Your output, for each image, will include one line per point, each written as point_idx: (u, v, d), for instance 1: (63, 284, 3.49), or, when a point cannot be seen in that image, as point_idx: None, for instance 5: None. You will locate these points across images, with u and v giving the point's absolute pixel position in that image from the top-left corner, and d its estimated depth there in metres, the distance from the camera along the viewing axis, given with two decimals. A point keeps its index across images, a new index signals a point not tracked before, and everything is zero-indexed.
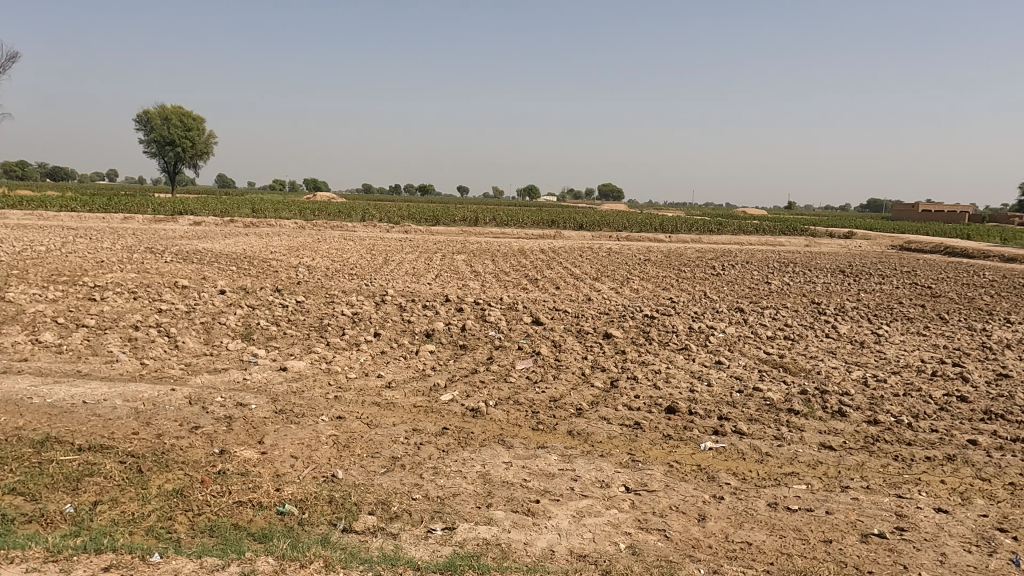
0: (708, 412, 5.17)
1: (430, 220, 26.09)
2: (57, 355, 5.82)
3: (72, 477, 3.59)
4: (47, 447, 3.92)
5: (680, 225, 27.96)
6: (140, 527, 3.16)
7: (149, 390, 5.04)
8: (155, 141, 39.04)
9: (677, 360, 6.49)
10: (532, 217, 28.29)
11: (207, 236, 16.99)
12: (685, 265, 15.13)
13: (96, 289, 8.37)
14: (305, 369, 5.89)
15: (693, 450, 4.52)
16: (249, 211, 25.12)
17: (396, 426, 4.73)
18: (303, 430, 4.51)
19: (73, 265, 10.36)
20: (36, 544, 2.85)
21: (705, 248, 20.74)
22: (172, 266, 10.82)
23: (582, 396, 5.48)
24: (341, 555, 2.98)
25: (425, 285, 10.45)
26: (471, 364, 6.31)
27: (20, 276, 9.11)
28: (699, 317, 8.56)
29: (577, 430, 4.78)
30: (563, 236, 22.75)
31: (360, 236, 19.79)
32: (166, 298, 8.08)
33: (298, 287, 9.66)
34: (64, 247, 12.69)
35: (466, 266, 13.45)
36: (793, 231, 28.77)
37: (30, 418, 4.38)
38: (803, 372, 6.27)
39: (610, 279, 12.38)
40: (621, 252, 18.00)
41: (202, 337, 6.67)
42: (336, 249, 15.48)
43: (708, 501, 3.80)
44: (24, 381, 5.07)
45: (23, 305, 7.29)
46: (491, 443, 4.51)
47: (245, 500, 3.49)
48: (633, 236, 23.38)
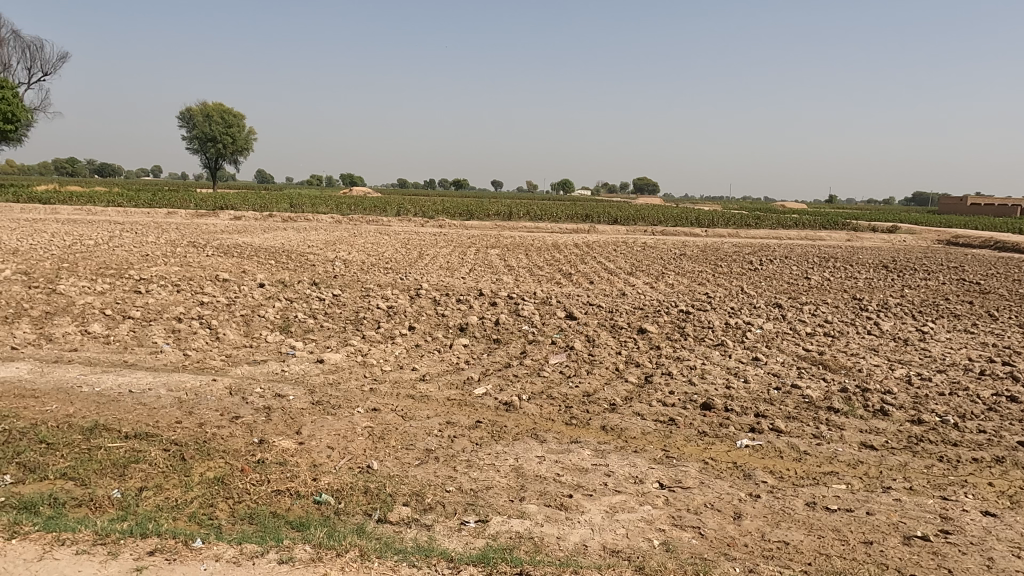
0: (744, 409, 5.09)
1: (464, 214, 26.23)
2: (105, 345, 6.02)
3: (119, 463, 3.71)
4: (96, 434, 4.06)
5: (717, 219, 27.54)
6: (183, 513, 3.25)
7: (192, 381, 5.19)
8: (196, 137, 40.11)
9: (713, 356, 6.41)
10: (567, 211, 28.16)
11: (246, 231, 17.40)
12: (722, 260, 14.84)
13: (141, 282, 8.64)
14: (341, 361, 5.98)
15: (729, 448, 4.46)
16: (287, 206, 25.55)
17: (430, 419, 4.77)
18: (340, 422, 4.58)
19: (120, 259, 10.65)
20: (85, 527, 2.96)
21: (742, 243, 20.31)
22: (214, 260, 11.09)
23: (616, 391, 5.45)
24: (375, 545, 3.02)
25: (459, 279, 10.50)
26: (505, 358, 6.33)
27: (70, 269, 9.43)
28: (736, 313, 8.42)
29: (611, 425, 4.75)
30: (598, 230, 22.55)
31: (394, 230, 19.97)
32: (208, 291, 8.29)
33: (335, 280, 9.80)
34: (111, 241, 13.13)
35: (499, 260, 13.50)
36: (835, 225, 28.07)
37: (80, 405, 4.55)
38: (844, 369, 6.12)
39: (645, 274, 12.23)
40: (656, 246, 17.82)
41: (242, 329, 6.82)
42: (371, 244, 15.65)
43: (744, 499, 3.75)
44: (74, 370, 5.27)
45: (72, 297, 7.55)
46: (524, 437, 4.52)
47: (284, 489, 3.57)
48: (669, 231, 23.03)
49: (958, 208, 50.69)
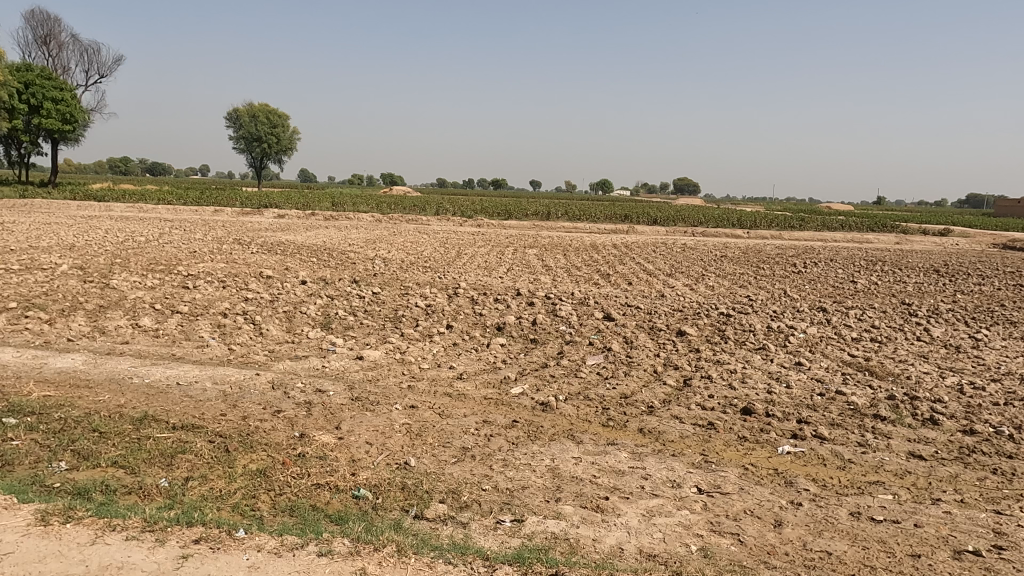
0: (786, 415, 4.98)
1: (503, 214, 26.32)
2: (154, 338, 6.22)
3: (167, 453, 3.83)
4: (146, 425, 4.20)
5: (760, 220, 27.03)
6: (227, 503, 3.34)
7: (237, 375, 5.32)
8: (243, 137, 41.10)
9: (754, 360, 6.29)
10: (606, 211, 27.97)
11: (289, 229, 17.77)
12: (764, 263, 14.56)
13: (189, 278, 8.90)
14: (380, 358, 6.06)
15: (770, 454, 4.38)
16: (329, 205, 26.00)
17: (468, 417, 4.80)
18: (378, 418, 4.64)
19: (169, 255, 11.00)
20: (134, 514, 3.06)
21: (785, 245, 19.88)
22: (258, 257, 11.36)
23: (653, 393, 5.40)
24: (412, 541, 3.05)
25: (497, 279, 10.53)
26: (542, 358, 6.32)
27: (123, 264, 9.78)
28: (779, 316, 8.25)
29: (648, 428, 4.71)
30: (638, 231, 22.36)
31: (434, 229, 20.15)
32: (252, 287, 8.49)
33: (375, 278, 9.93)
34: (161, 238, 13.57)
35: (537, 260, 13.50)
36: (883, 227, 27.29)
37: (131, 396, 4.72)
38: (891, 376, 5.94)
39: (685, 275, 12.08)
40: (697, 247, 17.57)
41: (285, 325, 6.96)
42: (411, 242, 15.84)
43: (785, 506, 3.67)
44: (126, 362, 5.46)
45: (125, 292, 7.83)
46: (561, 438, 4.51)
47: (323, 483, 3.63)
48: (710, 232, 22.70)
49: (1015, 210, 48.72)
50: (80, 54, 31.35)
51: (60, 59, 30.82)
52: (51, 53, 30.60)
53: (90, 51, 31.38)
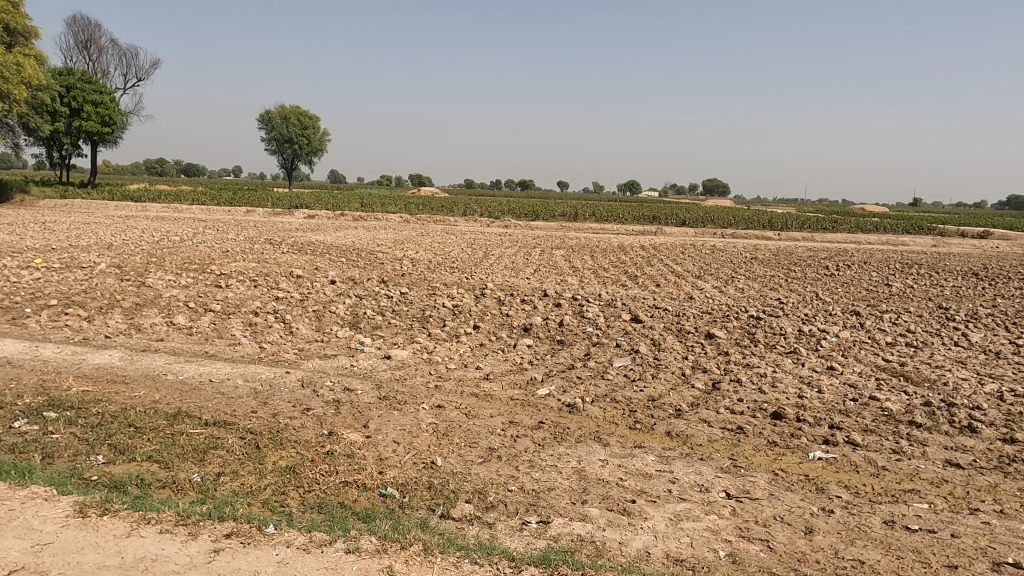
0: (818, 420, 4.89)
1: (530, 215, 26.32)
2: (188, 336, 6.35)
3: (200, 449, 3.91)
4: (179, 420, 4.30)
5: (792, 222, 26.60)
6: (257, 499, 3.40)
7: (268, 372, 5.41)
8: (275, 139, 41.74)
9: (785, 364, 6.19)
10: (634, 212, 27.78)
11: (319, 229, 17.99)
12: (795, 265, 14.32)
13: (222, 277, 9.07)
14: (407, 358, 6.10)
15: (801, 460, 4.30)
16: (358, 206, 26.27)
17: (494, 417, 4.81)
18: (405, 417, 4.67)
19: (203, 255, 11.22)
20: (168, 508, 3.13)
21: (817, 247, 19.54)
22: (289, 257, 11.53)
23: (681, 396, 5.35)
24: (438, 540, 3.07)
25: (524, 280, 10.53)
26: (569, 360, 6.31)
27: (158, 263, 10.00)
28: (810, 320, 8.11)
29: (676, 431, 4.66)
30: (666, 232, 22.15)
31: (461, 230, 20.22)
32: (283, 286, 8.62)
33: (403, 279, 10.01)
34: (195, 237, 13.85)
35: (565, 261, 13.47)
36: (919, 229, 26.65)
37: (165, 392, 4.82)
38: (927, 382, 5.80)
39: (714, 278, 11.95)
40: (726, 249, 17.36)
41: (314, 324, 7.05)
42: (438, 243, 15.92)
43: (816, 513, 3.60)
44: (160, 359, 5.58)
45: (160, 290, 8.01)
46: (587, 440, 4.49)
47: (351, 481, 3.67)
48: (740, 234, 22.41)
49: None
50: (119, 58, 32.10)
51: (100, 63, 31.62)
52: (91, 57, 31.40)
53: (129, 55, 32.14)
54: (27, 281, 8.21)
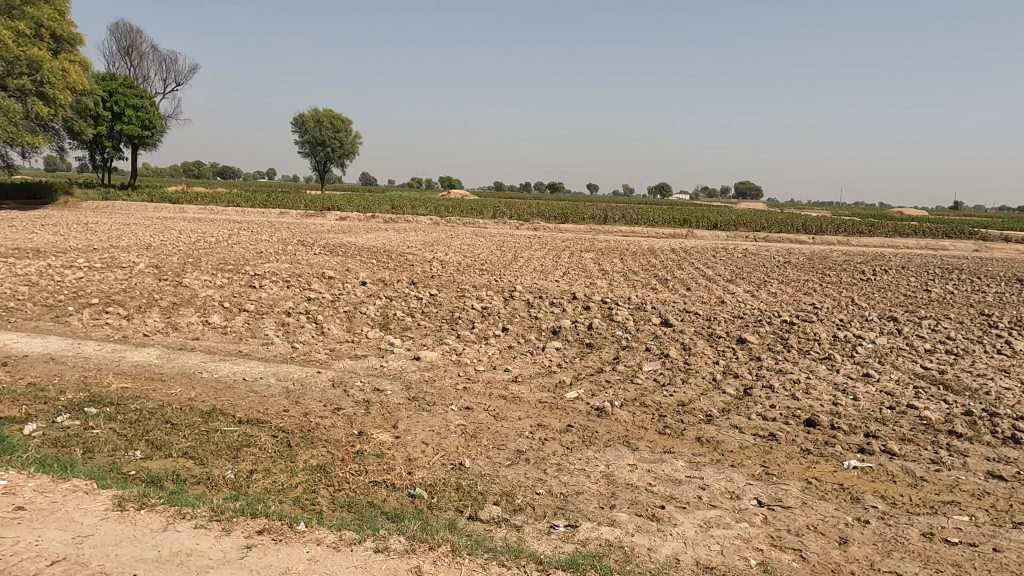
0: (853, 428, 4.78)
1: (559, 217, 26.28)
2: (223, 335, 6.48)
3: (233, 446, 3.98)
4: (214, 418, 4.38)
5: (826, 225, 26.12)
6: (289, 496, 3.45)
7: (299, 372, 5.49)
8: (308, 142, 42.39)
9: (819, 371, 6.07)
10: (664, 215, 27.56)
11: (350, 231, 18.23)
12: (830, 269, 14.05)
13: (256, 277, 9.23)
14: (436, 359, 6.14)
15: (835, 468, 4.22)
16: (389, 208, 26.52)
17: (522, 420, 4.81)
18: (434, 418, 4.70)
19: (237, 255, 11.45)
20: (203, 504, 3.20)
21: (853, 251, 19.15)
22: (321, 258, 11.68)
23: (712, 402, 5.28)
24: (466, 542, 3.08)
25: (553, 282, 10.52)
26: (598, 363, 6.28)
27: (195, 264, 10.24)
28: (845, 325, 7.94)
29: (706, 437, 4.61)
30: (696, 235, 21.91)
31: (491, 232, 20.30)
32: (315, 287, 8.74)
33: (432, 280, 10.07)
34: (230, 239, 14.13)
35: (594, 264, 13.43)
36: (960, 234, 25.93)
37: (200, 390, 4.92)
38: (968, 391, 5.63)
39: (746, 281, 11.79)
40: (758, 253, 17.10)
41: (345, 325, 7.13)
42: (468, 245, 15.99)
43: (851, 523, 3.52)
44: (196, 357, 5.70)
45: (196, 290, 8.18)
46: (616, 444, 4.46)
47: (380, 481, 3.70)
48: (772, 237, 22.07)
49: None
50: (158, 63, 32.95)
51: (140, 68, 32.45)
52: (132, 63, 32.28)
53: (168, 61, 32.98)
54: (70, 280, 8.46)
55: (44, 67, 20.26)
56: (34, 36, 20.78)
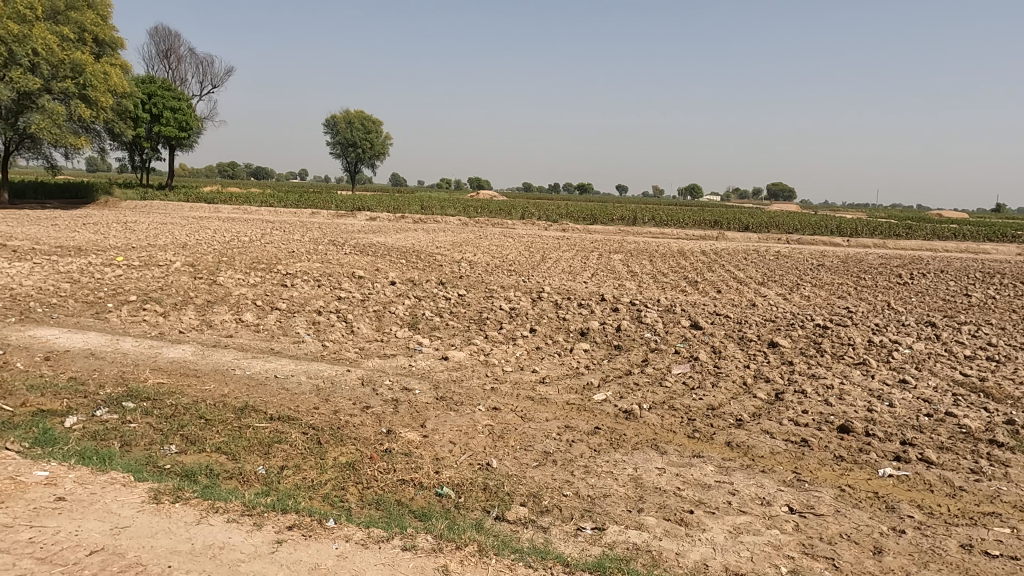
0: (888, 436, 4.67)
1: (588, 218, 26.20)
2: (255, 332, 6.60)
3: (265, 442, 4.05)
4: (246, 414, 4.46)
5: (862, 227, 25.59)
6: (318, 493, 3.49)
7: (329, 370, 5.56)
8: (340, 143, 42.92)
9: (853, 376, 5.95)
10: (695, 216, 27.28)
11: (380, 230, 18.42)
12: (866, 273, 13.74)
13: (288, 276, 9.37)
14: (464, 359, 6.16)
15: (869, 476, 4.12)
16: (418, 208, 26.68)
17: (549, 421, 4.80)
18: (461, 418, 4.72)
19: (270, 255, 11.64)
20: (235, 498, 3.26)
21: (889, 254, 18.73)
22: (352, 258, 11.81)
23: (742, 406, 5.21)
24: (493, 542, 3.08)
25: (581, 284, 10.49)
26: (626, 365, 6.24)
27: (229, 262, 10.44)
28: (881, 330, 7.76)
29: (737, 442, 4.54)
30: (727, 237, 21.65)
31: (519, 233, 20.33)
32: (345, 286, 8.85)
33: (461, 281, 10.10)
34: (264, 238, 14.37)
35: (623, 265, 13.36)
36: (1002, 237, 25.16)
37: (233, 386, 5.02)
38: (1009, 400, 5.46)
39: (778, 284, 11.61)
40: (791, 255, 16.82)
41: (375, 324, 7.21)
42: (496, 246, 16.02)
43: (886, 533, 3.44)
44: (230, 354, 5.82)
45: (229, 288, 8.34)
46: (644, 447, 4.43)
47: (408, 479, 3.72)
48: (806, 240, 21.67)
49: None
50: (195, 66, 33.68)
51: (178, 71, 33.21)
52: (171, 66, 33.03)
53: (205, 64, 33.68)
54: (109, 278, 8.69)
55: (87, 70, 20.85)
56: (78, 40, 21.40)
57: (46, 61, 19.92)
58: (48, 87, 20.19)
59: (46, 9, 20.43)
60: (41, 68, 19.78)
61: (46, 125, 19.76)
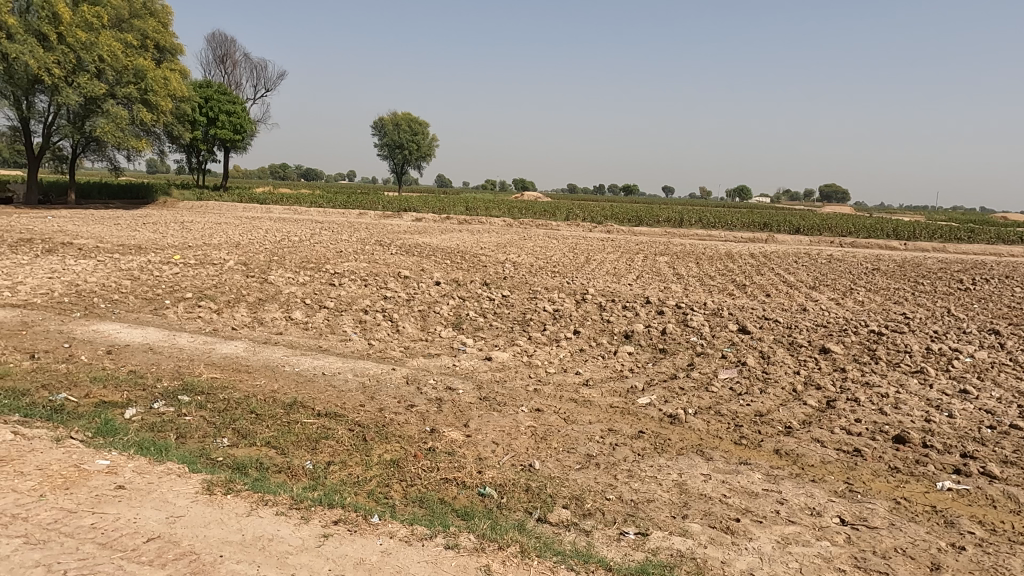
0: (947, 448, 4.48)
1: (634, 220, 25.97)
2: (304, 330, 6.75)
3: (312, 438, 4.14)
4: (295, 410, 4.57)
5: (920, 230, 24.67)
6: (363, 489, 3.55)
7: (375, 368, 5.64)
8: (387, 145, 43.58)
9: (910, 385, 5.73)
10: (743, 218, 26.73)
11: (426, 231, 18.63)
12: (924, 277, 13.23)
13: (335, 276, 9.56)
14: (507, 360, 6.18)
15: (927, 489, 3.97)
16: (463, 209, 26.89)
17: (592, 424, 4.77)
18: (505, 419, 4.73)
19: (319, 254, 11.88)
20: (284, 492, 3.34)
21: (949, 258, 18.00)
22: (398, 258, 11.97)
23: (792, 413, 5.08)
24: (535, 543, 3.08)
25: (626, 286, 10.39)
26: (671, 369, 6.16)
27: (279, 262, 10.70)
28: (941, 338, 7.45)
29: (786, 449, 4.43)
30: (777, 240, 21.16)
31: (564, 234, 20.28)
32: (391, 286, 8.97)
33: (505, 282, 10.13)
34: (313, 238, 14.70)
35: (669, 268, 13.18)
36: None
37: (283, 382, 5.15)
38: None
39: (830, 289, 11.27)
40: (845, 259, 16.31)
41: (420, 324, 7.29)
42: (540, 247, 16.01)
43: (945, 549, 3.31)
44: (279, 351, 5.97)
45: (280, 287, 8.56)
46: (690, 453, 4.36)
47: (451, 478, 3.75)
48: (860, 243, 21.00)
49: None
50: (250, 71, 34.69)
51: (233, 76, 34.28)
52: (226, 71, 34.08)
53: (258, 68, 34.65)
54: (167, 275, 9.01)
55: (149, 75, 21.69)
56: (140, 46, 22.28)
57: (111, 67, 20.79)
58: (112, 92, 21.05)
59: (112, 17, 21.29)
60: (107, 74, 20.65)
61: (110, 128, 20.63)
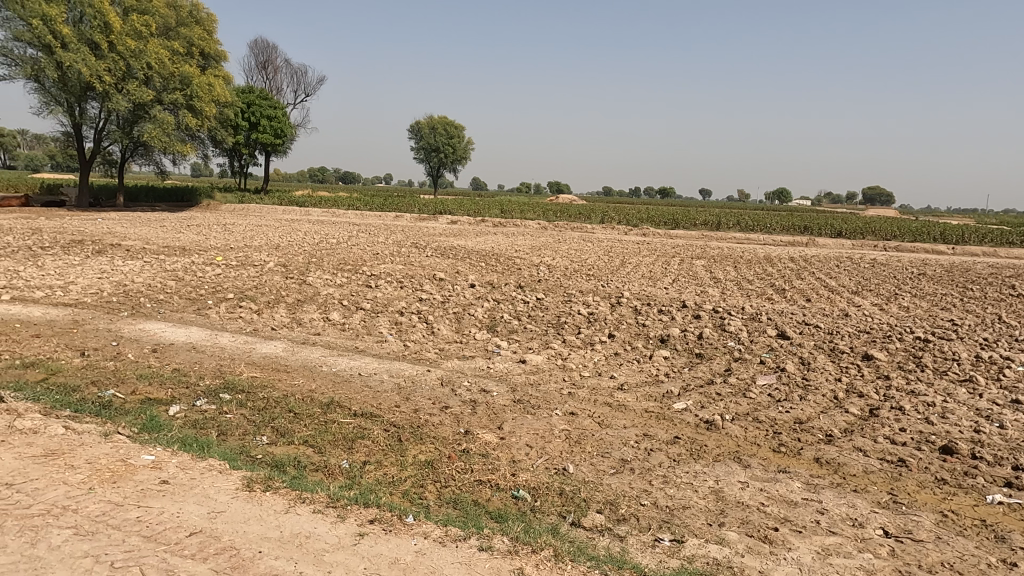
0: (998, 460, 4.32)
1: (670, 223, 25.71)
2: (341, 331, 6.85)
3: (349, 437, 4.19)
4: (332, 409, 4.64)
5: (969, 234, 23.84)
6: (398, 489, 3.59)
7: (410, 370, 5.69)
8: (423, 148, 43.99)
9: (958, 394, 5.54)
10: (783, 221, 26.20)
11: (461, 234, 18.74)
12: (973, 283, 12.78)
13: (372, 278, 9.68)
14: (542, 363, 6.17)
15: (976, 502, 3.83)
16: (498, 212, 26.97)
17: (627, 429, 4.72)
18: (539, 422, 4.73)
19: (356, 256, 12.05)
20: (321, 490, 3.40)
21: (1000, 263, 17.36)
22: (433, 260, 12.07)
23: (833, 421, 4.95)
24: (569, 548, 3.07)
25: (662, 290, 10.28)
26: (708, 374, 6.07)
27: (318, 263, 10.89)
28: (991, 345, 7.18)
29: (827, 458, 4.33)
30: (817, 244, 20.69)
31: (599, 238, 20.18)
32: (426, 288, 9.04)
33: (539, 285, 10.12)
34: (350, 240, 14.92)
35: (706, 271, 13.01)
36: None
37: (320, 382, 5.24)
38: None
39: (874, 294, 10.97)
40: (889, 263, 15.87)
41: (455, 326, 7.33)
42: (575, 250, 15.97)
43: (995, 565, 3.18)
44: (317, 351, 6.07)
45: (318, 288, 8.71)
46: (727, 460, 4.28)
47: (485, 480, 3.76)
48: (906, 247, 20.39)
49: None
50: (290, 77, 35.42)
51: (275, 81, 35.03)
52: (267, 76, 34.84)
53: (298, 74, 35.36)
54: (210, 276, 9.25)
55: (194, 82, 22.30)
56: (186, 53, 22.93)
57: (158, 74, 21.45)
58: (159, 98, 21.71)
59: (160, 25, 21.96)
60: (154, 81, 21.32)
61: (157, 133, 21.28)
